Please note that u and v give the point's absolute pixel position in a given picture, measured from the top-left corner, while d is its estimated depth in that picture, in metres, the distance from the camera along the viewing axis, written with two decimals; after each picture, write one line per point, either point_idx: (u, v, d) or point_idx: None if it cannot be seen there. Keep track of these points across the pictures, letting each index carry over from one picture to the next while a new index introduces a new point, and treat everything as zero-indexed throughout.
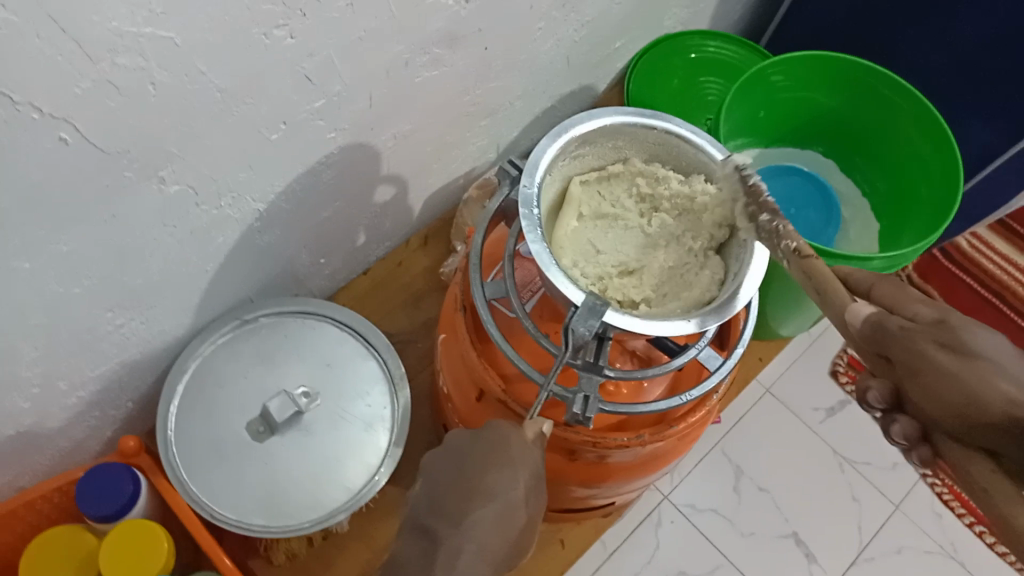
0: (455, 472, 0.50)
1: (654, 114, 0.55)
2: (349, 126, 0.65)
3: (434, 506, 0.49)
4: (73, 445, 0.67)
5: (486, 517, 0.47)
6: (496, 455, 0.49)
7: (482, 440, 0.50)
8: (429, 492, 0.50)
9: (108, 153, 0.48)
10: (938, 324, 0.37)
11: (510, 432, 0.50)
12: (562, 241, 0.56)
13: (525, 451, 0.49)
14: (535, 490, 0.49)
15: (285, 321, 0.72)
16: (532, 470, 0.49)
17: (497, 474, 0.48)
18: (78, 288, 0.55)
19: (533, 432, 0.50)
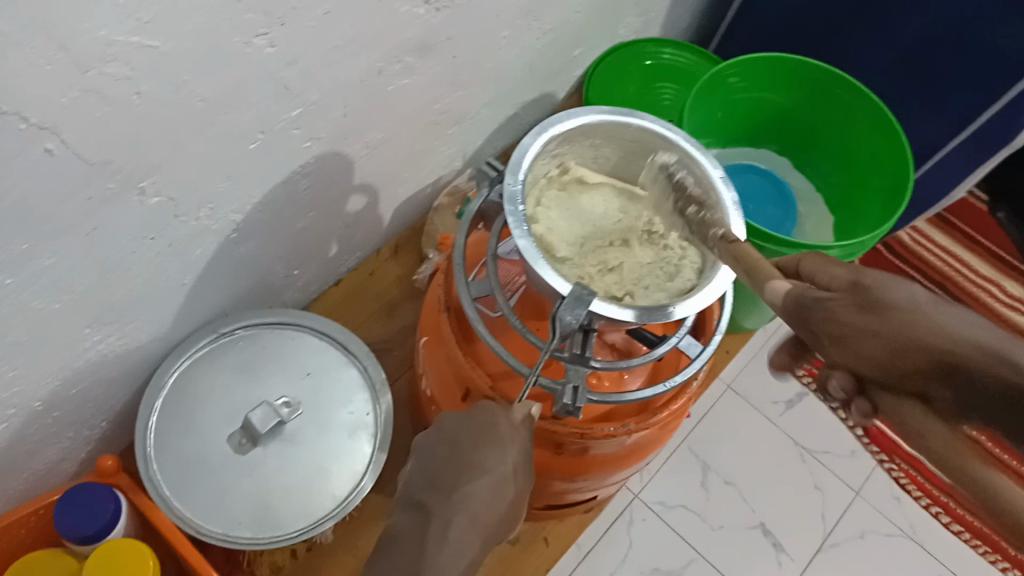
0: (443, 450, 0.48)
1: (629, 111, 0.57)
2: (324, 135, 0.65)
3: (427, 482, 0.47)
4: (48, 468, 0.65)
5: (478, 490, 0.46)
6: (484, 432, 0.48)
7: (469, 420, 0.49)
8: (418, 470, 0.48)
9: (92, 164, 0.48)
10: (854, 287, 0.33)
11: (498, 413, 0.49)
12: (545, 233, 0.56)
13: (513, 428, 0.48)
14: (524, 468, 0.48)
15: (262, 333, 0.72)
16: (520, 447, 0.48)
17: (488, 449, 0.47)
18: (57, 304, 0.54)
19: (521, 413, 0.50)
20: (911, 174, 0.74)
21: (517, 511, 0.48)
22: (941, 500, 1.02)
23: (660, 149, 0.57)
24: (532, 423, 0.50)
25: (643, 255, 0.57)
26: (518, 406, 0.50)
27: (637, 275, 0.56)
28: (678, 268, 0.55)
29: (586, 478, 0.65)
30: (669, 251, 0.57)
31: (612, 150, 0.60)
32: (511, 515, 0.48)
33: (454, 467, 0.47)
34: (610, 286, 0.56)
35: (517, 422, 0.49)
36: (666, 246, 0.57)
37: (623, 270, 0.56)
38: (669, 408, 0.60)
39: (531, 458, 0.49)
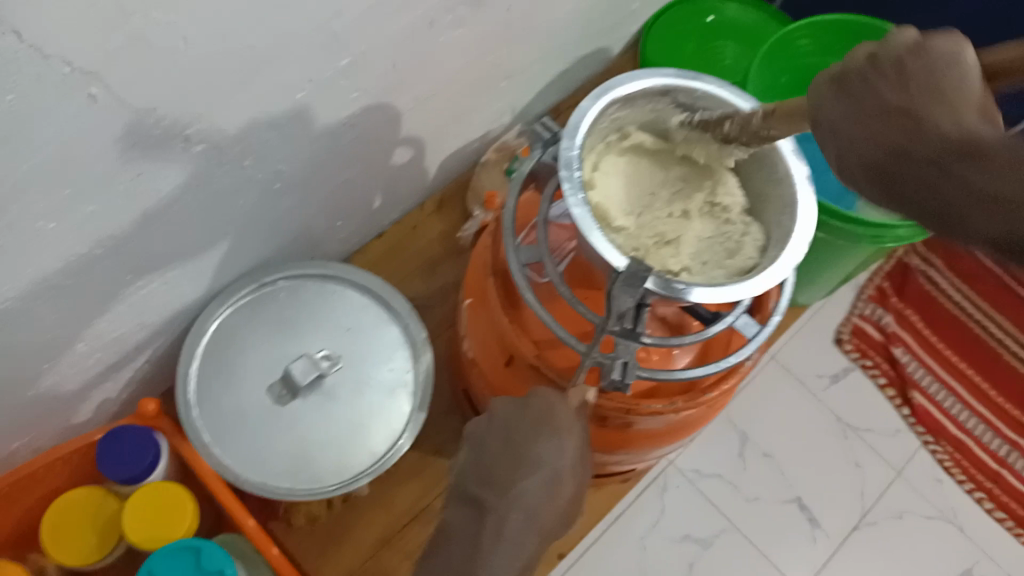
0: (499, 441, 0.47)
1: (696, 75, 0.54)
2: (371, 87, 0.63)
3: (481, 476, 0.46)
4: (90, 408, 0.66)
5: (535, 485, 0.45)
6: (541, 421, 0.47)
7: (526, 409, 0.48)
8: (473, 463, 0.47)
9: (136, 111, 0.47)
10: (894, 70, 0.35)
11: (554, 400, 0.48)
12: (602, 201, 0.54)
13: (571, 416, 0.48)
14: (581, 456, 0.48)
15: (305, 285, 0.71)
16: (578, 436, 0.48)
17: (547, 441, 0.46)
18: (99, 250, 0.54)
19: (577, 400, 0.50)
20: None
21: (577, 499, 0.48)
22: (986, 486, 0.99)
23: None
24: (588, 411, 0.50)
25: (701, 229, 0.55)
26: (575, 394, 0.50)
27: (694, 248, 0.54)
28: (737, 244, 0.54)
29: (628, 450, 0.65)
30: (730, 225, 0.55)
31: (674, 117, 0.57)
32: (570, 504, 0.47)
33: (512, 461, 0.46)
34: (665, 257, 0.53)
35: (574, 412, 0.49)
36: (727, 221, 0.55)
37: (680, 242, 0.54)
38: (719, 387, 0.60)
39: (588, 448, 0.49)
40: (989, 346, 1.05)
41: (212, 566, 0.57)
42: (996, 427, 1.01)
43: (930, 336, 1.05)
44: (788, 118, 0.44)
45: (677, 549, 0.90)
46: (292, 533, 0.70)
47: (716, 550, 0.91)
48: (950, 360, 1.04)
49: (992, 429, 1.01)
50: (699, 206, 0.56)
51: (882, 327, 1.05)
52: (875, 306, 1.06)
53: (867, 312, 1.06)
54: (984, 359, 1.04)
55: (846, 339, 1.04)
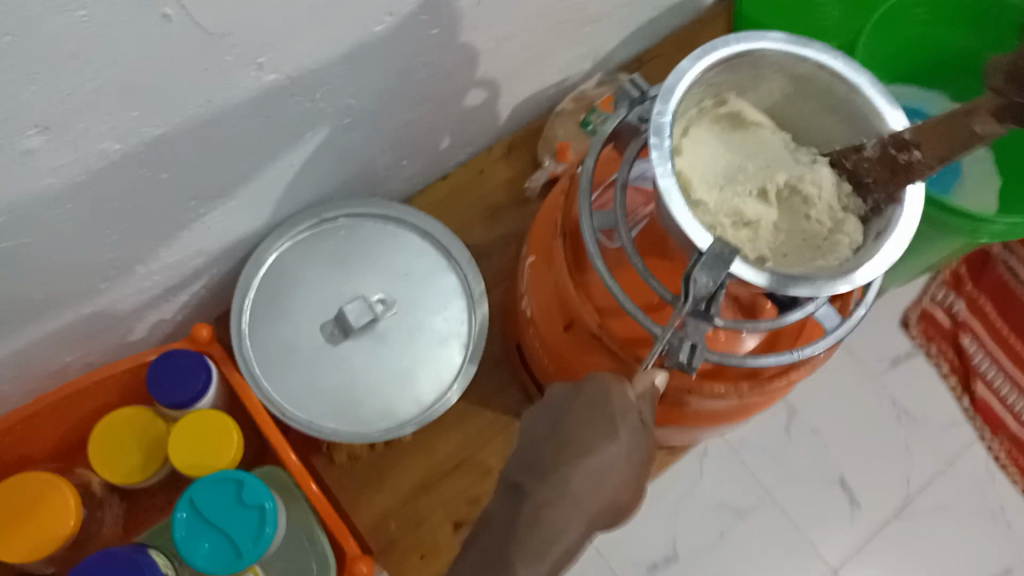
0: (553, 428, 0.48)
1: (809, 42, 0.50)
2: (453, 24, 0.60)
3: (528, 460, 0.47)
4: (144, 327, 0.66)
5: (581, 471, 0.45)
6: (596, 410, 0.48)
7: (580, 396, 0.49)
8: (523, 449, 0.48)
9: (210, 35, 0.45)
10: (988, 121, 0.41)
11: (612, 386, 0.48)
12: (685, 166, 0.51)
13: (628, 404, 0.48)
14: (640, 446, 0.48)
15: (365, 223, 0.69)
16: (634, 425, 0.47)
17: (599, 431, 0.47)
18: (161, 173, 0.52)
19: (643, 387, 0.49)
20: None
21: (635, 489, 0.47)
22: None
23: (837, 93, 0.51)
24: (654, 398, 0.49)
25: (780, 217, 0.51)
26: (639, 380, 0.49)
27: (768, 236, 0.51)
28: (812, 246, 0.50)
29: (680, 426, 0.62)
30: (811, 223, 0.51)
31: (778, 85, 0.53)
32: (626, 493, 0.47)
33: (561, 448, 0.46)
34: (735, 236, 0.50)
35: (633, 401, 0.48)
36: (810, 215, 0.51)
37: (758, 227, 0.50)
38: (785, 377, 0.57)
39: (649, 438, 0.48)
40: None
41: (252, 499, 0.58)
42: None
43: (1004, 331, 0.99)
44: (947, 133, 0.43)
45: (711, 518, 0.88)
46: (333, 470, 0.71)
47: (751, 524, 0.89)
48: (1020, 356, 0.98)
49: None
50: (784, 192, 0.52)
51: (953, 314, 0.99)
52: (949, 291, 0.99)
53: (940, 298, 0.99)
54: None
55: (913, 324, 0.98)
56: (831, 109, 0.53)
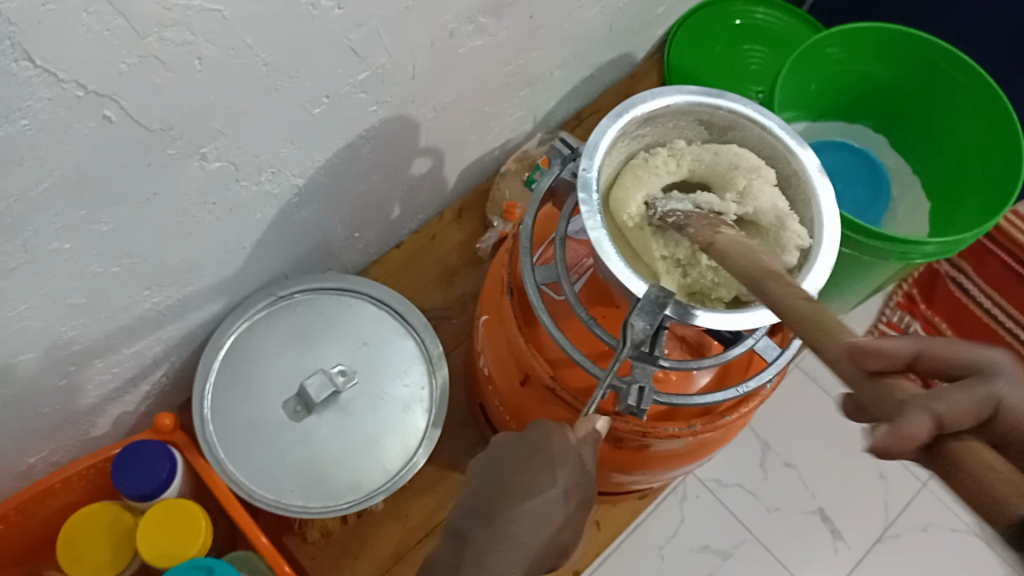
0: (495, 474, 0.44)
1: (720, 93, 0.53)
2: (391, 99, 0.62)
3: (470, 510, 0.43)
4: (107, 421, 0.66)
5: (523, 515, 0.41)
6: (537, 453, 0.44)
7: (523, 441, 0.45)
8: (465, 498, 0.44)
9: (152, 130, 0.46)
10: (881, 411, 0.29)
11: (553, 429, 0.45)
12: (625, 186, 0.53)
13: (567, 446, 0.44)
14: (583, 490, 0.43)
15: (321, 297, 0.71)
16: (575, 467, 0.43)
17: (539, 473, 0.43)
18: (114, 268, 0.53)
19: (584, 431, 0.45)
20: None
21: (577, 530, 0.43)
22: None
23: (753, 137, 0.55)
24: (596, 442, 0.45)
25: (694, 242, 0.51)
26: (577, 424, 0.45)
27: (677, 165, 0.54)
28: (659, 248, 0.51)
29: (644, 471, 0.64)
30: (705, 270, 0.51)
31: (697, 134, 0.56)
32: (569, 535, 0.42)
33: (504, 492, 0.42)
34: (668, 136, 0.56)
35: (574, 442, 0.44)
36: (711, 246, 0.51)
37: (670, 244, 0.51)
38: (738, 411, 0.59)
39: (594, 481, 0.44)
40: None
41: None
42: None
43: None
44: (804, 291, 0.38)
45: (695, 559, 0.88)
46: (306, 547, 0.70)
47: (735, 560, 0.89)
48: None
49: None
50: (731, 193, 0.52)
51: None
52: (903, 313, 1.05)
53: (894, 320, 1.04)
54: None
55: None
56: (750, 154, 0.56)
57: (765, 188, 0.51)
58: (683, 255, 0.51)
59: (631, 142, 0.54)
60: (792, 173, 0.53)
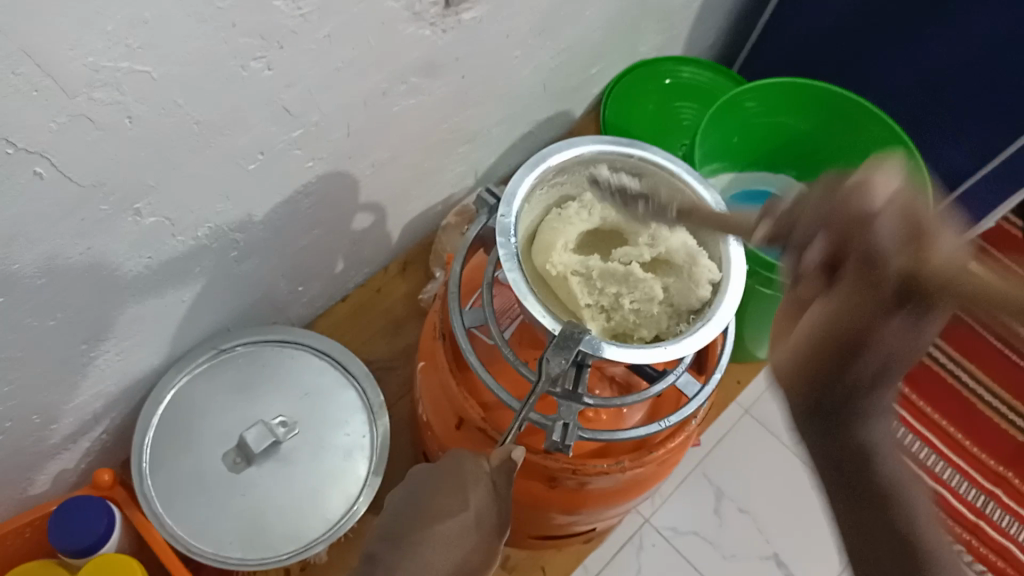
0: (408, 501, 0.49)
1: (631, 142, 0.58)
2: (328, 155, 0.65)
3: (386, 533, 0.48)
4: (47, 478, 0.66)
5: (430, 538, 0.46)
6: (449, 482, 0.48)
7: (436, 469, 0.50)
8: (383, 522, 0.49)
9: (84, 186, 0.48)
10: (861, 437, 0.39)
11: (466, 458, 0.49)
12: (542, 240, 0.56)
13: (479, 472, 0.48)
14: (494, 513, 0.48)
15: (263, 349, 0.72)
16: (484, 493, 0.48)
17: (450, 498, 0.48)
18: (51, 321, 0.54)
19: (499, 458, 0.48)
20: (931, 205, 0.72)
21: (489, 551, 0.47)
22: (964, 538, 0.96)
23: None
24: (511, 468, 0.48)
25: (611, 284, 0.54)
26: (494, 452, 0.48)
27: (589, 214, 0.58)
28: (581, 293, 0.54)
29: (583, 511, 0.64)
30: (627, 309, 0.54)
31: None
32: (479, 556, 0.47)
33: (415, 519, 0.47)
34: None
35: (486, 469, 0.49)
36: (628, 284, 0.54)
37: (591, 285, 0.55)
38: (667, 446, 0.61)
39: (503, 504, 0.48)
40: (959, 395, 1.05)
41: None
42: (972, 477, 1.00)
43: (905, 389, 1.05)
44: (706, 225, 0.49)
45: None
46: None
47: None
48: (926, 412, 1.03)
49: (968, 479, 0.99)
50: (643, 237, 0.56)
51: None
52: None
53: None
54: (955, 408, 1.04)
55: None
56: None
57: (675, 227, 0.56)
58: (607, 301, 0.55)
59: (547, 191, 0.58)
60: None
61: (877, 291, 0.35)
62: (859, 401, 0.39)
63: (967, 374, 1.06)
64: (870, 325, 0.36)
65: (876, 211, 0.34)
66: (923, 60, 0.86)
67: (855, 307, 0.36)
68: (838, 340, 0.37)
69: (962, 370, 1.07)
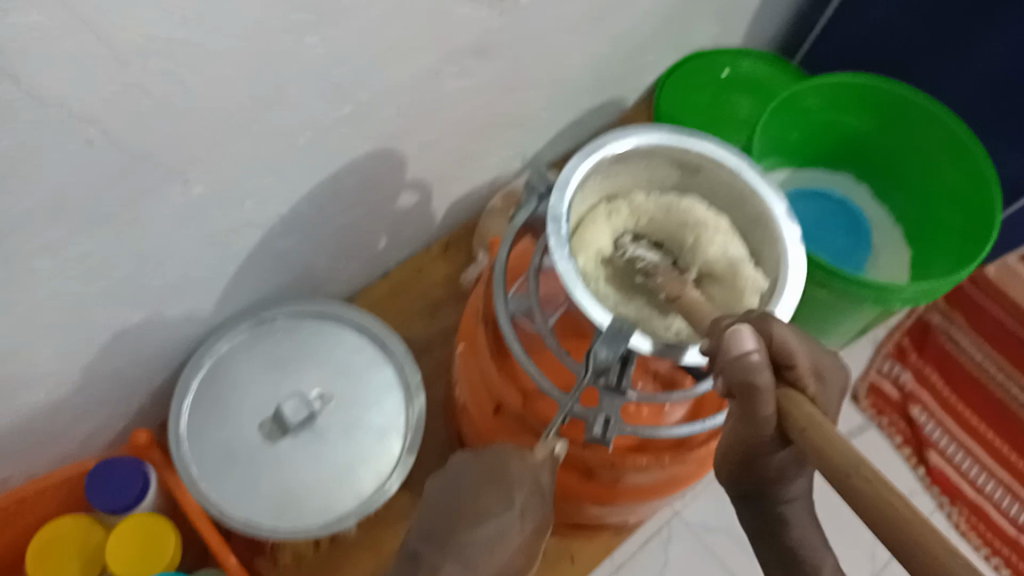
0: (452, 494, 0.48)
1: (690, 135, 0.56)
2: (376, 134, 0.64)
3: (426, 530, 0.46)
4: (87, 438, 0.68)
5: (475, 541, 0.45)
6: (494, 478, 0.47)
7: (480, 462, 0.49)
8: (422, 517, 0.47)
9: (134, 156, 0.48)
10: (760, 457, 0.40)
11: (511, 454, 0.48)
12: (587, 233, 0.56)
13: (525, 470, 0.47)
14: (537, 510, 0.47)
15: (303, 323, 0.73)
16: (530, 489, 0.47)
17: (492, 495, 0.47)
18: (96, 287, 0.55)
19: (542, 455, 0.48)
20: (998, 213, 0.69)
21: (526, 552, 0.48)
22: (1003, 551, 0.94)
23: (720, 179, 0.57)
24: (554, 465, 0.48)
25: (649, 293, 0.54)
26: (535, 448, 0.48)
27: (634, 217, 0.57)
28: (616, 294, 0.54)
29: (615, 506, 0.64)
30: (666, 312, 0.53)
31: (668, 174, 0.59)
32: (518, 559, 0.47)
33: (457, 517, 0.46)
34: (640, 176, 0.59)
35: (532, 466, 0.48)
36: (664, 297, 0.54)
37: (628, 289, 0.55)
38: (708, 445, 0.59)
39: (546, 502, 0.47)
40: (1008, 408, 1.02)
41: None
42: (1016, 492, 0.97)
43: (952, 399, 1.01)
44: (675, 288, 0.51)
45: None
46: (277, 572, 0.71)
47: None
48: (972, 424, 1.00)
49: (1011, 494, 0.96)
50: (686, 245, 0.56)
51: (900, 385, 1.01)
52: (893, 362, 1.03)
53: (885, 368, 1.02)
54: (1005, 423, 1.01)
55: (862, 397, 1.01)
56: (718, 195, 0.58)
57: (715, 238, 0.55)
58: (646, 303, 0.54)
59: (599, 182, 0.57)
60: (759, 214, 0.55)
61: (761, 424, 0.38)
62: (766, 472, 0.40)
63: (1020, 389, 1.02)
64: (760, 442, 0.39)
65: (760, 360, 0.38)
66: (995, 63, 0.82)
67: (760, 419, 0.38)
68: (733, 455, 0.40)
69: (1014, 384, 1.03)
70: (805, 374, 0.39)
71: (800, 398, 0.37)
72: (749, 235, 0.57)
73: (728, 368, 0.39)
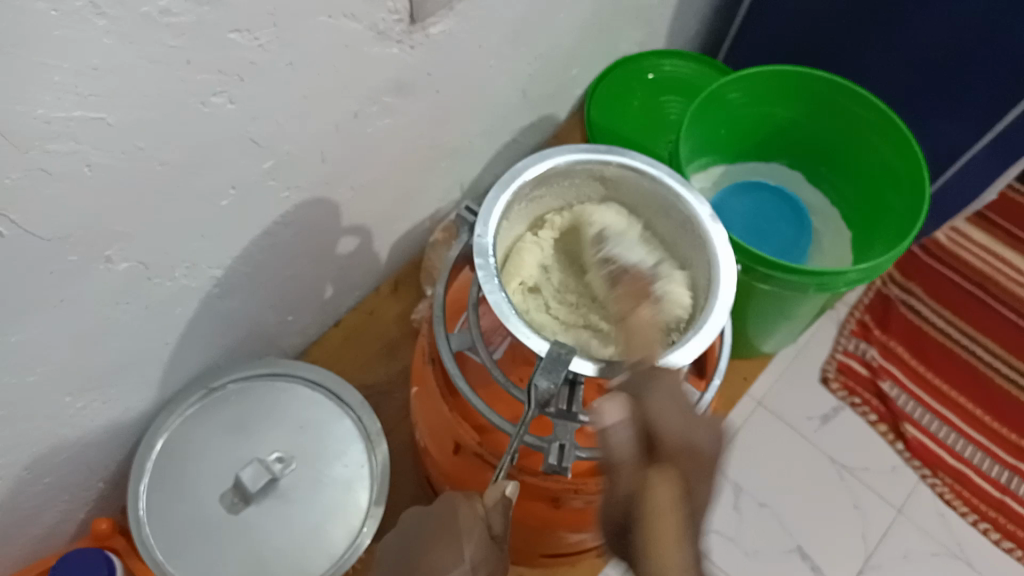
0: (404, 556, 0.48)
1: (609, 149, 0.56)
2: (304, 184, 0.63)
3: None
4: (45, 533, 0.65)
5: None
6: (444, 531, 0.46)
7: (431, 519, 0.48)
8: None
9: (50, 240, 0.47)
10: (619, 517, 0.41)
11: (458, 503, 0.47)
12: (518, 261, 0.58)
13: (475, 519, 0.45)
14: (492, 562, 0.45)
15: (254, 385, 0.71)
16: (480, 540, 0.44)
17: (445, 553, 0.45)
18: (31, 377, 0.53)
19: (493, 498, 0.45)
20: (927, 187, 0.70)
21: None
22: (989, 515, 0.94)
23: (645, 188, 0.57)
24: (506, 509, 0.44)
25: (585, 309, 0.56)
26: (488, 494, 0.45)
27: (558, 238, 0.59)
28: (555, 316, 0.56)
29: (592, 529, 0.63)
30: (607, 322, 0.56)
31: (593, 189, 0.59)
32: None
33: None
34: (567, 194, 0.59)
35: (481, 515, 0.45)
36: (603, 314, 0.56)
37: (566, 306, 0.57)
38: None
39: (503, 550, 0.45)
40: (977, 370, 1.03)
41: None
42: (995, 453, 0.98)
43: (919, 368, 1.02)
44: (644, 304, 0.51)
45: None
46: None
47: None
48: (945, 393, 1.01)
49: (991, 456, 0.97)
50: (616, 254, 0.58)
51: (868, 361, 1.01)
52: (858, 340, 1.02)
53: (851, 347, 1.02)
54: (976, 385, 1.02)
55: (832, 378, 1.00)
56: (646, 203, 0.58)
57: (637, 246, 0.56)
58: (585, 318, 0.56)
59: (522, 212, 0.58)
60: (687, 219, 0.55)
61: (622, 489, 0.40)
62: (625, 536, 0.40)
63: (984, 348, 1.04)
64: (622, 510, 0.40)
65: (625, 432, 0.42)
66: (910, 38, 0.84)
67: (618, 474, 0.41)
68: (609, 523, 0.41)
69: (979, 346, 1.04)
70: (677, 443, 0.42)
71: (657, 475, 0.40)
72: (682, 238, 0.57)
73: (605, 440, 0.43)
